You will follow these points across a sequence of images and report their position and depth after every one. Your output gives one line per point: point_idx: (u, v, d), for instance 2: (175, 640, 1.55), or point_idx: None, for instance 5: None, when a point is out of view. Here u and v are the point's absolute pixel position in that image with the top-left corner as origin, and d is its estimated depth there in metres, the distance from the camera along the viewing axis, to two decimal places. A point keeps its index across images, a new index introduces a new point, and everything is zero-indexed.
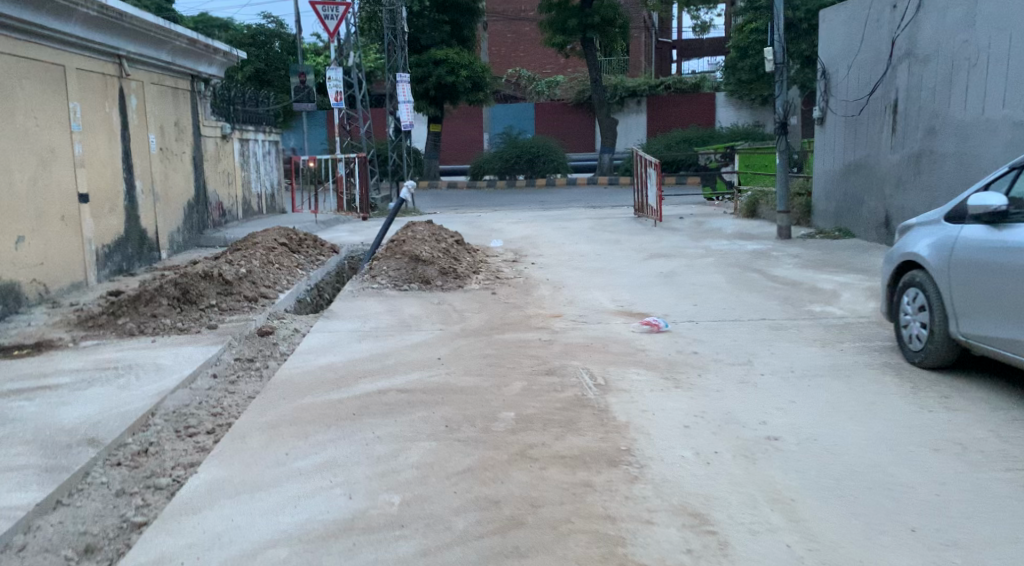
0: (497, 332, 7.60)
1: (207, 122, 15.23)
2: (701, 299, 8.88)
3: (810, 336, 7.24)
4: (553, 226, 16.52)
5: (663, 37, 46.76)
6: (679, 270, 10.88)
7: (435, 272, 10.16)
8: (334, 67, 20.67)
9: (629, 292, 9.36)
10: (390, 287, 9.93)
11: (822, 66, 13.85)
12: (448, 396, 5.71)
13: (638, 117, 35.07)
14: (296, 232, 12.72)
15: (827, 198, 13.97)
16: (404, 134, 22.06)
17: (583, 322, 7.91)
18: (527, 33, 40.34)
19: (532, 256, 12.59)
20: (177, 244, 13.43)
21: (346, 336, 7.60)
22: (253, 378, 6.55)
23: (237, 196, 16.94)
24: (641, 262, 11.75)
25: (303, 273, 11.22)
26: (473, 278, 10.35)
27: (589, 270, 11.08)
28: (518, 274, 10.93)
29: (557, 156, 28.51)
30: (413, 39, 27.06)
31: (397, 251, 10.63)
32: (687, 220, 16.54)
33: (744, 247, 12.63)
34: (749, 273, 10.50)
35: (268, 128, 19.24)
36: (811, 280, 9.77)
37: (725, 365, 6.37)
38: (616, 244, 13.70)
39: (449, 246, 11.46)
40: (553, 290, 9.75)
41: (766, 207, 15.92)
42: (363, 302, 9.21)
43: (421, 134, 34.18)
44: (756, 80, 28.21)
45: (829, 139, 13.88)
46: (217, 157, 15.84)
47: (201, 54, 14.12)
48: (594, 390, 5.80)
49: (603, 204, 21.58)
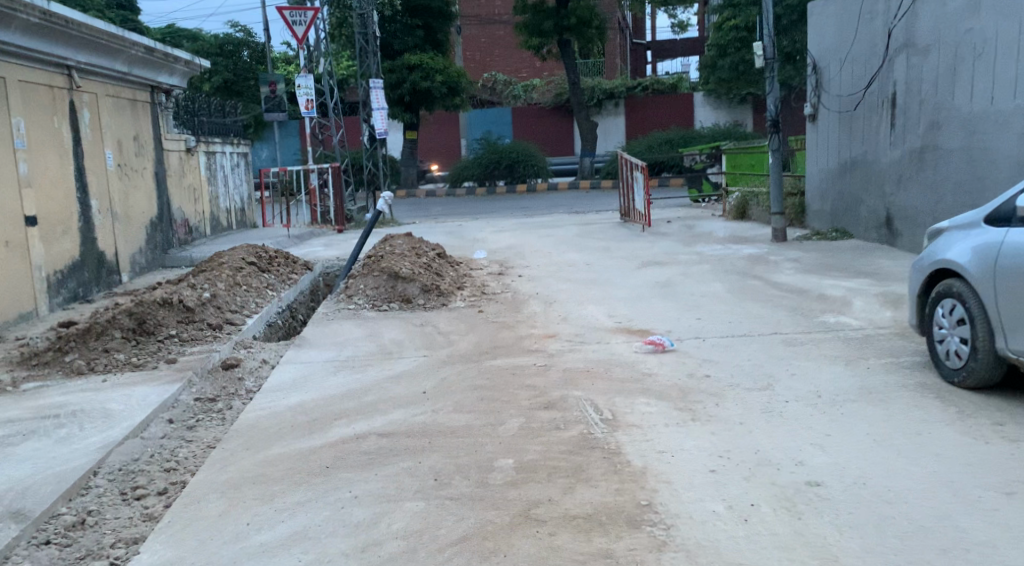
0: (486, 358, 6.88)
1: (170, 135, 14.46)
2: (706, 311, 8.20)
3: (832, 350, 6.57)
4: (537, 234, 15.83)
5: (639, 38, 46.26)
6: (676, 279, 10.21)
7: (417, 289, 9.44)
8: (304, 75, 19.93)
9: (627, 306, 8.67)
10: (368, 308, 9.22)
11: (812, 60, 13.08)
12: (436, 440, 4.99)
13: (616, 119, 34.40)
14: (264, 250, 11.93)
15: (822, 199, 13.19)
16: (379, 142, 21.34)
17: (579, 343, 7.22)
18: (501, 37, 39.69)
19: (518, 267, 11.89)
20: (139, 266, 12.68)
21: (320, 369, 6.87)
22: (215, 423, 5.82)
23: (204, 212, 16.18)
24: (634, 270, 11.09)
25: (272, 295, 10.47)
26: (458, 294, 9.67)
27: (580, 281, 10.38)
28: (505, 288, 10.26)
29: (538, 161, 27.88)
30: (386, 45, 26.30)
31: (375, 267, 9.90)
32: (676, 224, 15.90)
33: (740, 252, 11.99)
34: (752, 280, 9.84)
35: (236, 140, 18.45)
36: (820, 285, 9.12)
37: (744, 389, 5.68)
38: (605, 251, 13.03)
39: (431, 260, 10.73)
40: (544, 305, 9.04)
41: (757, 208, 15.29)
42: (339, 325, 8.48)
43: (396, 142, 33.44)
44: (736, 78, 27.60)
45: (822, 136, 13.10)
46: (182, 173, 15.06)
47: (160, 63, 13.36)
48: (601, 425, 5.09)
49: (586, 209, 20.93)
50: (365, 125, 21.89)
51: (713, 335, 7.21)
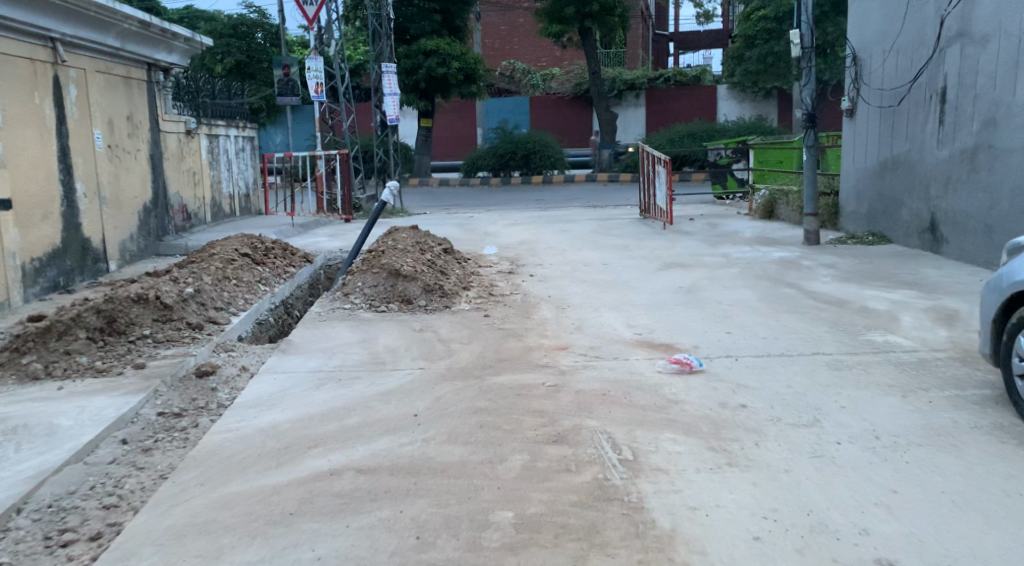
0: (490, 373, 6.11)
1: (168, 116, 13.74)
2: (737, 323, 7.39)
3: (883, 377, 5.76)
4: (553, 229, 15.05)
5: (662, 29, 45.35)
6: (702, 284, 9.41)
7: (419, 289, 8.68)
8: (313, 56, 19.17)
9: (648, 315, 7.88)
10: (365, 309, 8.46)
11: (852, 50, 12.20)
12: (423, 479, 4.25)
13: (637, 111, 33.52)
14: (258, 239, 11.18)
15: (858, 199, 12.33)
16: (390, 129, 20.56)
17: (596, 358, 6.44)
18: (521, 25, 38.84)
19: (531, 266, 11.11)
20: (129, 254, 11.99)
21: (303, 379, 6.10)
22: (174, 444, 5.05)
23: (204, 198, 15.47)
24: (656, 273, 10.28)
25: (265, 290, 9.72)
26: (465, 295, 8.89)
27: (597, 284, 9.61)
28: (516, 289, 9.48)
29: (555, 151, 27.02)
30: (402, 28, 25.49)
31: (375, 263, 9.10)
32: (699, 222, 15.09)
33: (770, 255, 11.16)
34: (785, 288, 9.03)
35: (242, 123, 17.68)
36: (861, 296, 8.31)
37: (786, 425, 4.89)
38: (624, 250, 12.24)
39: (436, 256, 9.95)
40: (557, 311, 8.26)
41: (786, 207, 14.46)
42: (331, 329, 7.72)
43: (410, 128, 32.67)
44: (763, 71, 26.72)
45: (860, 132, 12.23)
46: (181, 156, 14.34)
47: (158, 39, 12.66)
48: (620, 467, 4.33)
49: (604, 203, 20.13)
50: (377, 111, 21.12)
51: (746, 353, 6.41)
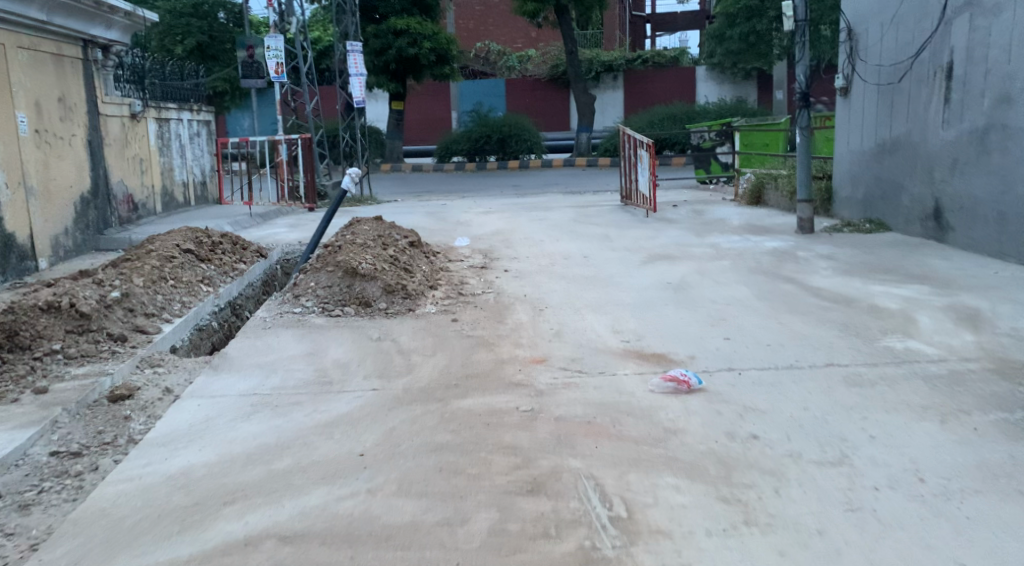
0: (451, 394, 5.17)
1: (108, 98, 12.76)
2: (736, 327, 6.47)
3: (915, 393, 4.86)
4: (528, 218, 14.14)
5: (639, 10, 44.34)
6: (691, 280, 8.51)
7: (378, 289, 7.77)
8: (274, 35, 18.13)
9: (634, 318, 6.97)
10: (316, 313, 7.52)
11: (847, 24, 11.34)
12: (362, 552, 3.45)
13: (614, 93, 32.60)
14: (205, 233, 10.21)
15: (853, 185, 11.48)
16: (357, 112, 19.54)
17: (577, 374, 5.51)
18: (496, 5, 37.77)
19: (504, 259, 10.18)
20: (63, 250, 11.14)
21: (233, 405, 5.18)
22: (62, 496, 4.16)
23: (153, 186, 14.46)
24: (641, 267, 9.38)
25: (208, 290, 8.78)
26: (430, 296, 7.98)
27: (577, 280, 8.73)
28: (488, 287, 8.56)
29: (531, 135, 26.06)
30: (371, 7, 24.39)
31: (329, 260, 8.19)
32: (683, 208, 14.25)
33: (763, 246, 10.30)
34: (783, 283, 8.15)
35: (197, 106, 16.64)
36: (868, 292, 7.42)
37: (810, 462, 4.00)
38: (604, 240, 11.37)
39: (399, 251, 9.00)
40: (533, 314, 7.36)
41: (775, 192, 13.62)
42: (275, 339, 6.77)
43: (380, 112, 31.66)
44: (745, 50, 25.82)
45: (856, 112, 11.36)
46: (126, 141, 13.33)
47: (91, 13, 11.76)
48: (610, 530, 3.50)
49: (581, 189, 19.21)
50: (343, 93, 20.09)
51: (752, 364, 5.48)
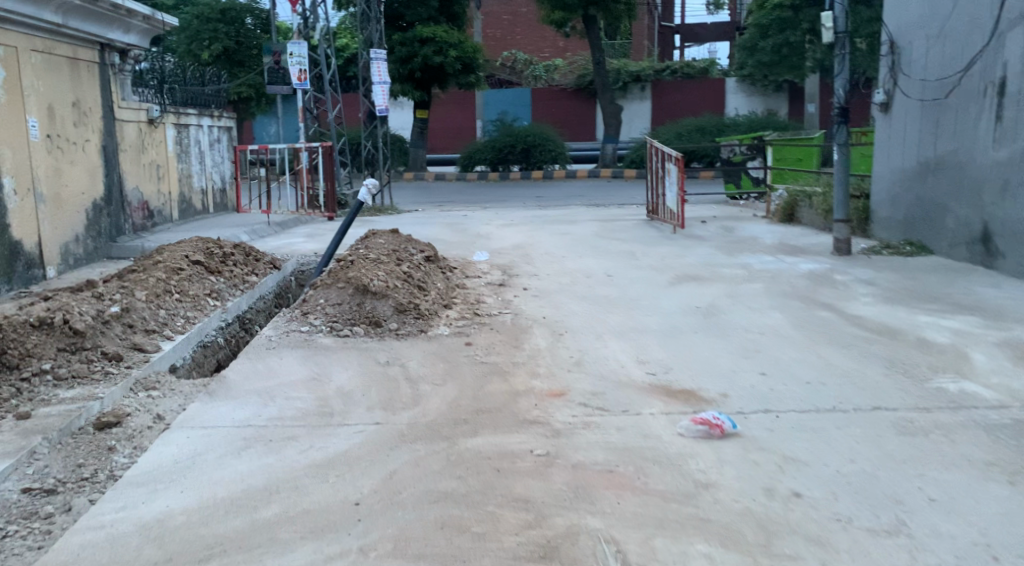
0: (460, 432, 4.75)
1: (125, 103, 12.46)
2: (772, 361, 6.01)
3: (976, 445, 4.39)
4: (551, 231, 13.72)
5: (668, 20, 43.85)
6: (721, 304, 8.05)
7: (390, 308, 7.37)
8: (297, 41, 17.84)
9: (661, 347, 6.52)
10: (324, 332, 7.13)
11: (890, 37, 10.85)
12: None
13: (642, 104, 32.15)
14: (216, 244, 9.85)
15: (892, 205, 10.97)
16: (380, 119, 19.20)
17: (598, 411, 5.08)
18: (524, 14, 37.44)
19: (524, 276, 9.76)
20: (74, 258, 10.83)
21: (224, 436, 4.79)
22: (26, 546, 3.80)
23: (170, 193, 14.16)
24: (667, 288, 8.93)
25: (214, 304, 8.40)
26: (444, 316, 7.57)
27: (601, 301, 8.30)
28: (506, 307, 8.15)
29: (556, 145, 25.71)
30: (397, 14, 24.09)
31: (340, 276, 7.81)
32: (711, 225, 13.80)
33: (797, 268, 9.83)
34: (820, 310, 7.68)
35: (217, 112, 16.35)
36: (914, 324, 6.94)
37: (861, 534, 3.56)
38: (629, 258, 10.94)
39: (413, 267, 8.61)
40: (553, 339, 6.93)
41: (809, 209, 13.13)
42: (277, 362, 6.38)
43: (405, 120, 31.38)
44: (778, 63, 25.28)
45: (897, 129, 10.87)
46: (142, 147, 13.04)
47: (109, 16, 11.47)
48: None
49: (607, 201, 18.77)
50: (366, 100, 19.77)
51: (790, 406, 5.03)
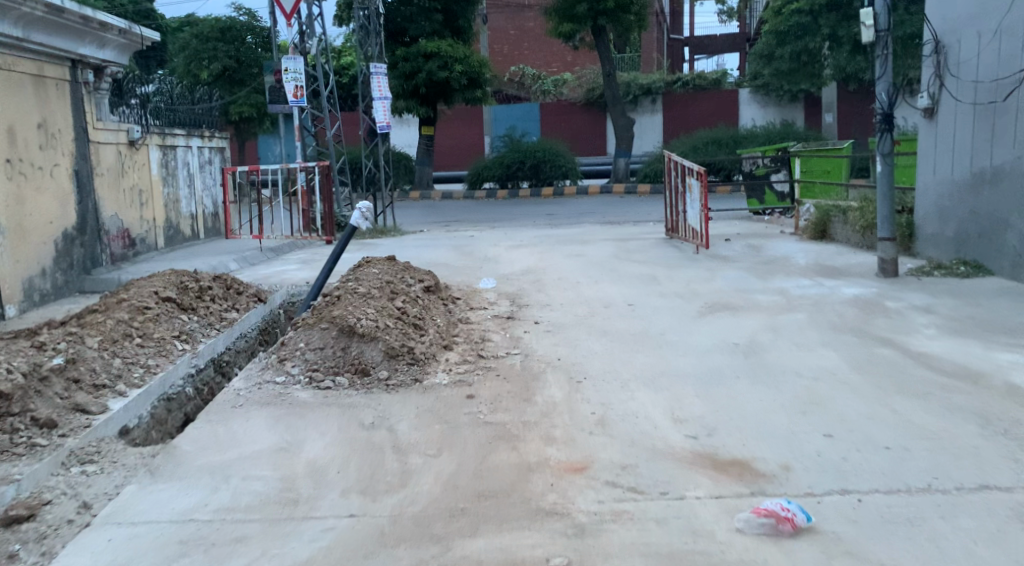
0: (458, 529, 3.83)
1: (102, 124, 11.46)
2: (837, 419, 4.99)
3: None
4: (563, 253, 12.74)
5: (677, 33, 42.99)
6: (762, 340, 7.04)
7: (379, 353, 6.36)
8: (292, 57, 16.88)
9: (700, 399, 5.50)
10: (302, 385, 6.15)
11: (936, 35, 9.80)
12: None
13: (653, 117, 31.29)
14: (192, 277, 8.87)
15: (941, 220, 9.91)
16: (381, 137, 18.24)
17: (631, 493, 4.09)
18: (531, 28, 36.59)
19: (536, 306, 8.78)
20: (40, 294, 9.90)
21: (160, 536, 3.87)
22: None
23: (154, 220, 13.20)
24: (697, 320, 7.92)
25: (183, 348, 7.40)
26: (443, 361, 6.53)
27: (624, 337, 7.32)
28: (514, 346, 7.13)
29: (566, 160, 24.56)
30: (400, 29, 23.10)
31: (325, 316, 6.81)
32: (737, 244, 12.79)
33: (840, 294, 8.81)
34: (879, 346, 6.68)
35: (208, 132, 15.38)
36: (995, 363, 5.94)
37: None
38: (651, 283, 9.94)
39: (409, 302, 7.59)
40: (570, 387, 5.93)
41: (842, 225, 12.12)
42: (243, 426, 5.37)
43: (411, 138, 30.52)
44: (797, 71, 24.23)
45: (944, 136, 9.82)
46: (122, 171, 12.06)
47: (79, 30, 10.52)
48: None
49: (621, 218, 17.82)
50: (366, 118, 18.78)
51: (874, 484, 4.03)
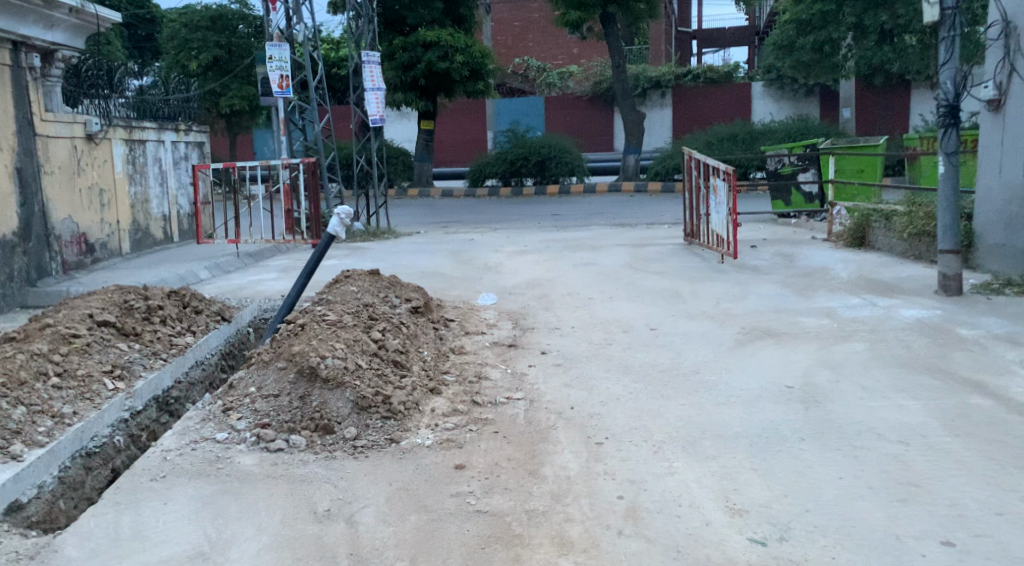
0: None
1: (51, 115, 10.20)
2: (951, 515, 3.76)
3: None
4: (571, 260, 11.46)
5: (685, 26, 41.65)
6: (820, 381, 5.72)
7: (346, 403, 5.06)
8: (277, 44, 15.46)
9: (760, 476, 4.22)
10: (248, 446, 4.86)
11: (1006, 15, 8.47)
12: None
13: (662, 111, 29.97)
14: (140, 295, 7.57)
15: (1008, 229, 8.60)
16: (374, 131, 16.93)
17: None
18: (537, 20, 35.28)
19: (542, 330, 7.49)
20: None
21: None
22: None
23: (118, 224, 11.88)
24: (736, 351, 6.63)
25: (112, 387, 6.08)
26: (428, 410, 5.22)
27: (649, 374, 6.04)
28: (517, 387, 5.81)
29: (572, 157, 23.20)
30: (399, 17, 21.75)
31: (284, 354, 5.51)
32: (764, 251, 11.52)
33: (899, 316, 7.52)
34: (973, 391, 5.39)
35: (186, 125, 14.05)
36: None
37: None
38: (675, 299, 8.67)
39: (390, 330, 6.27)
40: (589, 450, 4.65)
41: (883, 230, 10.82)
42: (156, 509, 4.09)
43: (410, 132, 29.27)
44: (817, 64, 22.89)
45: (1015, 132, 8.50)
46: (78, 168, 10.75)
47: (18, 7, 9.28)
48: None
49: (632, 219, 16.53)
50: (358, 111, 17.41)
51: None
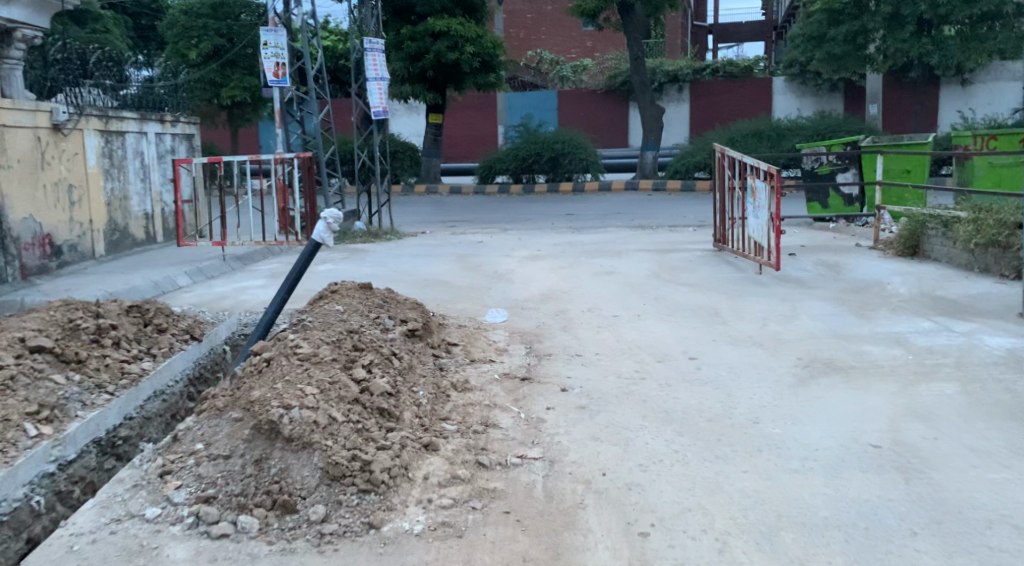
0: None
1: (9, 103, 9.11)
2: None
3: None
4: (591, 269, 10.29)
5: (700, 19, 40.37)
6: (914, 438, 4.57)
7: (313, 471, 3.92)
8: (274, 29, 14.29)
9: None
10: (185, 528, 3.73)
11: None
12: None
13: (680, 107, 28.67)
14: (90, 312, 6.41)
15: None
16: (377, 123, 15.77)
17: None
18: (549, 11, 34.10)
19: (562, 357, 6.34)
20: None
21: None
22: None
23: (90, 224, 10.73)
24: (799, 392, 5.46)
25: (33, 432, 4.96)
26: (420, 476, 4.06)
27: (698, 424, 4.88)
28: (533, 440, 4.65)
29: (587, 153, 21.96)
30: (407, 6, 20.61)
31: (242, 402, 4.35)
32: (805, 260, 10.34)
33: (985, 346, 6.33)
34: None
35: (173, 115, 12.85)
36: None
37: None
38: (714, 319, 7.49)
39: (379, 365, 5.10)
40: (629, 549, 3.54)
41: (940, 240, 9.66)
42: None
43: (418, 126, 28.14)
44: (848, 60, 21.49)
45: None
46: (42, 162, 9.64)
47: None
48: None
49: (653, 221, 15.33)
50: (360, 102, 16.18)
51: None
